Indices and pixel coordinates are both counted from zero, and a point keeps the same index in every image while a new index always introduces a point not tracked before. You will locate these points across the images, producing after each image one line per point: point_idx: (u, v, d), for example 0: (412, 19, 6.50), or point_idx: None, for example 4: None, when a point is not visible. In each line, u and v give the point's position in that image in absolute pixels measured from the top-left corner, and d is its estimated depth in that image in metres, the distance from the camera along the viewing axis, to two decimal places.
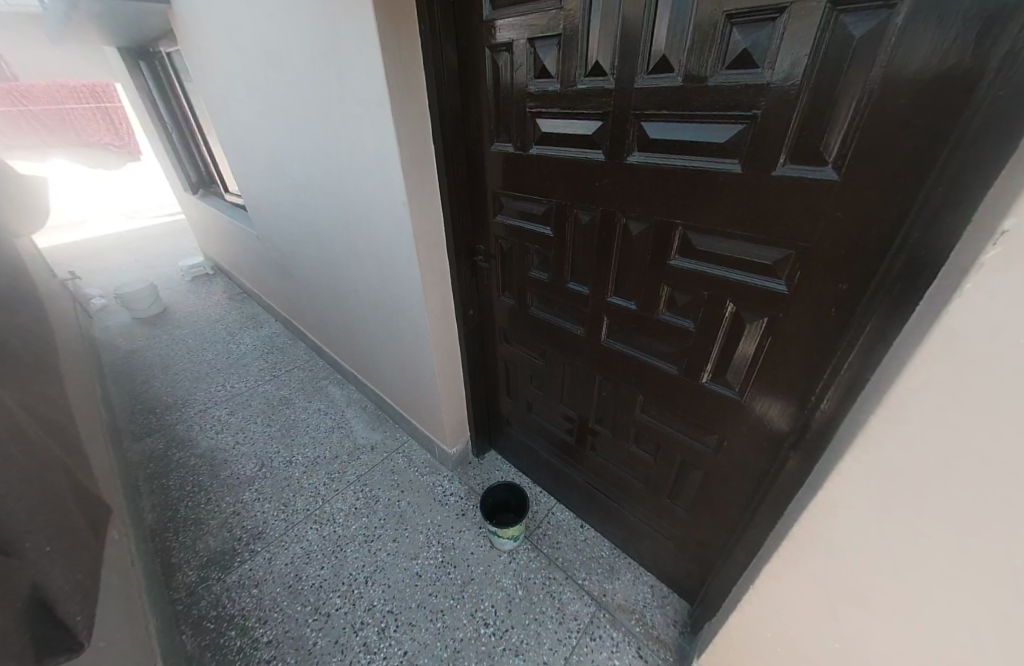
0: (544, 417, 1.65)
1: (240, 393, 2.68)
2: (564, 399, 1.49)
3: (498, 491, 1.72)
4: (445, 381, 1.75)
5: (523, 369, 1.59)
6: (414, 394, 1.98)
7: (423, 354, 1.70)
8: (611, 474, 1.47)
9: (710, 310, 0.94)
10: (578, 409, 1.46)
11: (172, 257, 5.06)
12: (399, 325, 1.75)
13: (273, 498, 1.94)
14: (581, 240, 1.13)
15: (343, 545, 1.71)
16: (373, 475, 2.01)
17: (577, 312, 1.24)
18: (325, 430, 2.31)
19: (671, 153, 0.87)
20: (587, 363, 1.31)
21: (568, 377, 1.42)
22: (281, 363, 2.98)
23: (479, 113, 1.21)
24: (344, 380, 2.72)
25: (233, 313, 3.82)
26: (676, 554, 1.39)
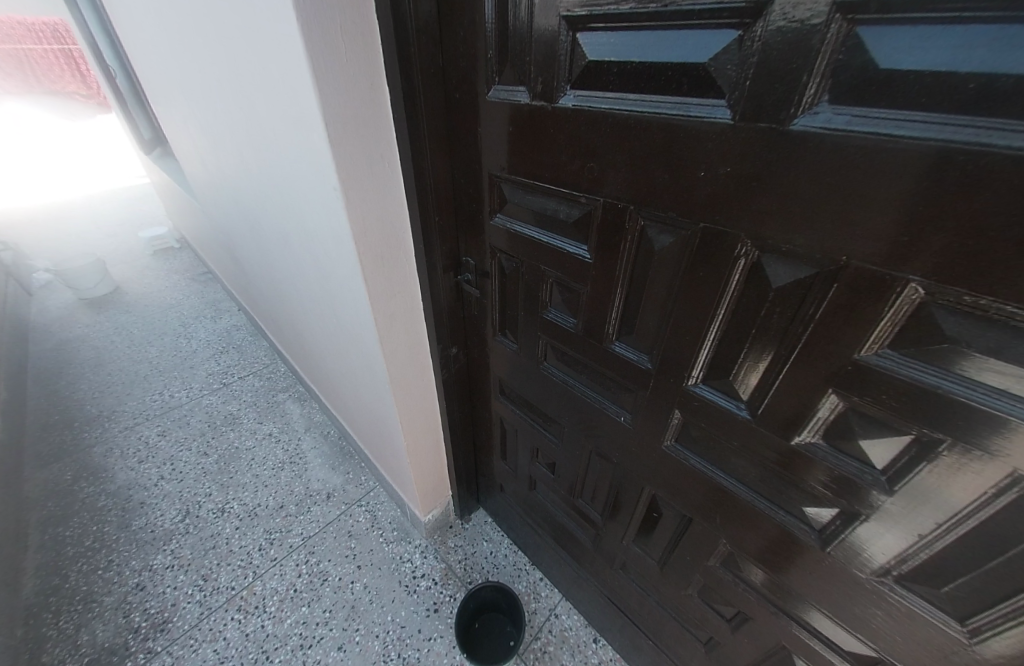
0: (551, 502, 1.17)
1: (180, 406, 2.21)
2: (583, 494, 1.00)
3: (481, 593, 1.28)
4: (415, 439, 1.26)
5: (524, 439, 1.10)
6: (381, 439, 1.50)
7: (384, 404, 1.21)
8: (651, 609, 0.98)
9: (946, 461, 0.45)
10: (603, 514, 0.97)
11: (137, 228, 4.48)
12: (354, 356, 1.24)
13: (190, 567, 1.49)
14: (646, 278, 0.61)
15: (270, 651, 1.26)
16: (323, 539, 1.55)
17: (623, 392, 0.74)
18: (273, 466, 1.84)
19: (931, 111, 0.37)
20: (629, 466, 0.81)
21: (593, 471, 0.93)
22: (235, 366, 2.49)
23: (470, 28, 0.66)
24: (306, 394, 2.23)
25: (193, 299, 3.30)
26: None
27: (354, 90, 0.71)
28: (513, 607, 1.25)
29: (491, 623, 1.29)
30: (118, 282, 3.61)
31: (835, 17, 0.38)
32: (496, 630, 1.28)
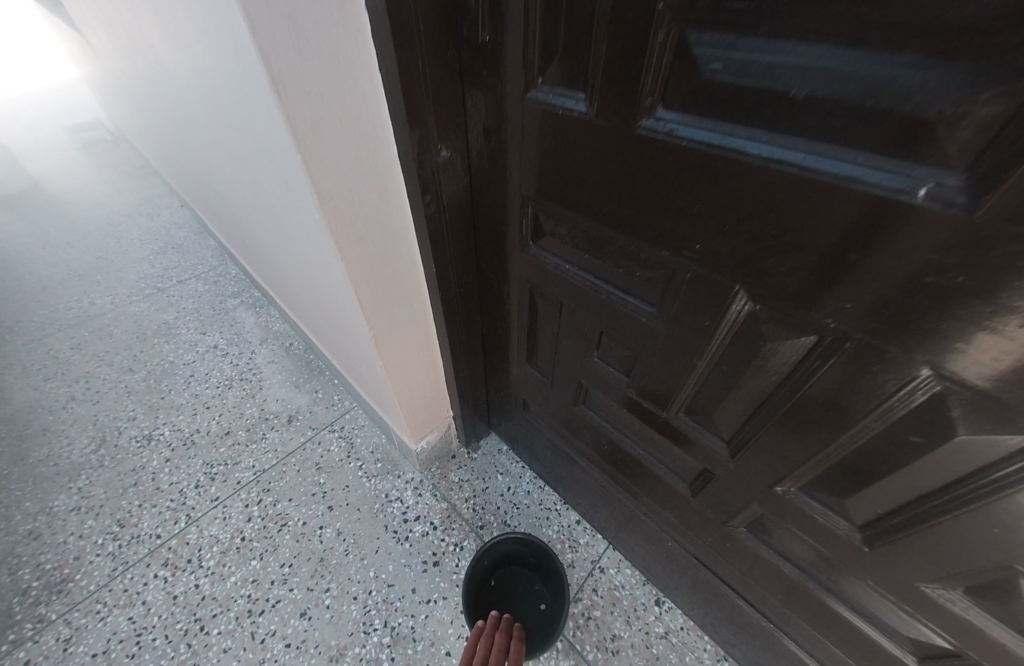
0: (613, 425, 0.71)
1: (102, 315, 1.73)
2: (704, 405, 0.54)
3: (499, 547, 0.90)
4: (386, 327, 0.79)
5: (578, 318, 0.61)
6: (348, 337, 1.04)
7: (331, 268, 0.72)
8: (793, 588, 0.59)
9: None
10: (748, 441, 0.51)
11: (59, 119, 3.68)
12: (279, 190, 0.74)
13: (102, 510, 1.10)
14: None
15: (206, 620, 0.91)
16: (282, 474, 1.16)
17: (991, 67, 0.24)
18: (218, 383, 1.41)
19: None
20: (904, 317, 0.34)
21: (756, 354, 0.45)
22: (173, 268, 1.98)
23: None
24: (261, 300, 1.75)
25: (127, 196, 2.68)
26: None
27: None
28: (547, 564, 0.89)
29: (515, 581, 0.94)
30: (35, 178, 2.94)
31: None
32: (522, 592, 0.92)
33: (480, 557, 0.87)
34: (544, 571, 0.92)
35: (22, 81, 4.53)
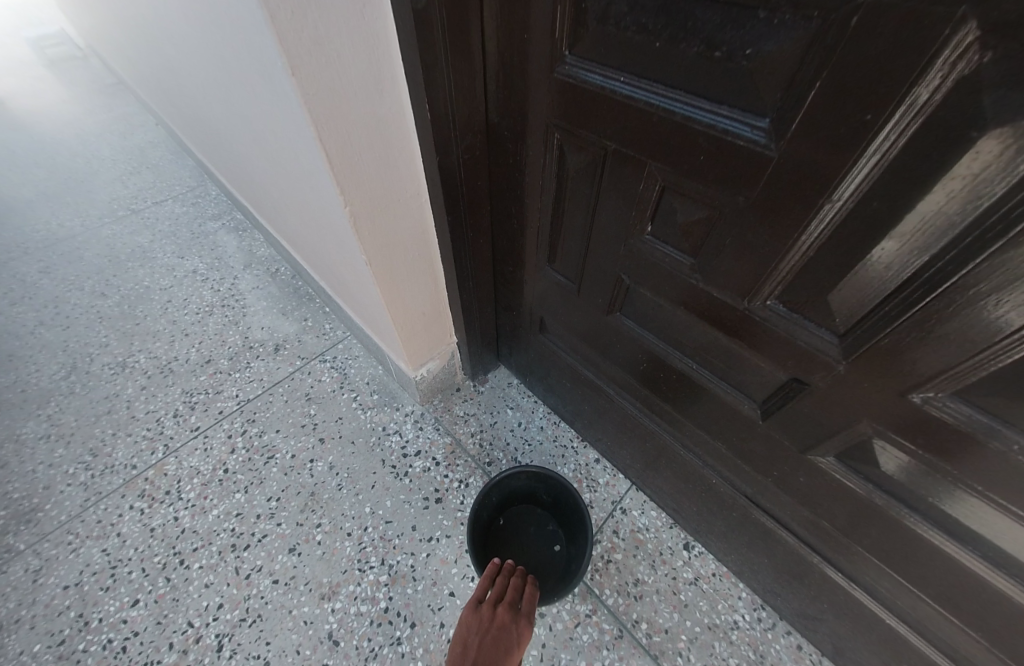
0: (661, 340, 0.55)
1: (73, 238, 1.58)
2: (813, 286, 0.36)
3: (509, 483, 0.79)
4: (371, 211, 0.59)
5: (634, 179, 0.43)
6: (328, 244, 0.83)
7: (289, 117, 0.51)
8: (887, 534, 0.45)
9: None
10: (886, 335, 0.33)
11: (24, 33, 3.33)
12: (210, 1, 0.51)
13: (73, 439, 1.00)
14: None
15: (186, 553, 0.82)
16: (267, 405, 1.04)
17: None
18: (198, 309, 1.27)
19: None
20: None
21: (958, 171, 0.25)
22: (149, 190, 1.79)
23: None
24: (245, 223, 1.58)
25: (100, 115, 2.44)
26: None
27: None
28: (564, 502, 0.78)
29: (525, 521, 0.84)
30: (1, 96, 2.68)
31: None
32: (534, 533, 0.82)
33: (488, 493, 0.76)
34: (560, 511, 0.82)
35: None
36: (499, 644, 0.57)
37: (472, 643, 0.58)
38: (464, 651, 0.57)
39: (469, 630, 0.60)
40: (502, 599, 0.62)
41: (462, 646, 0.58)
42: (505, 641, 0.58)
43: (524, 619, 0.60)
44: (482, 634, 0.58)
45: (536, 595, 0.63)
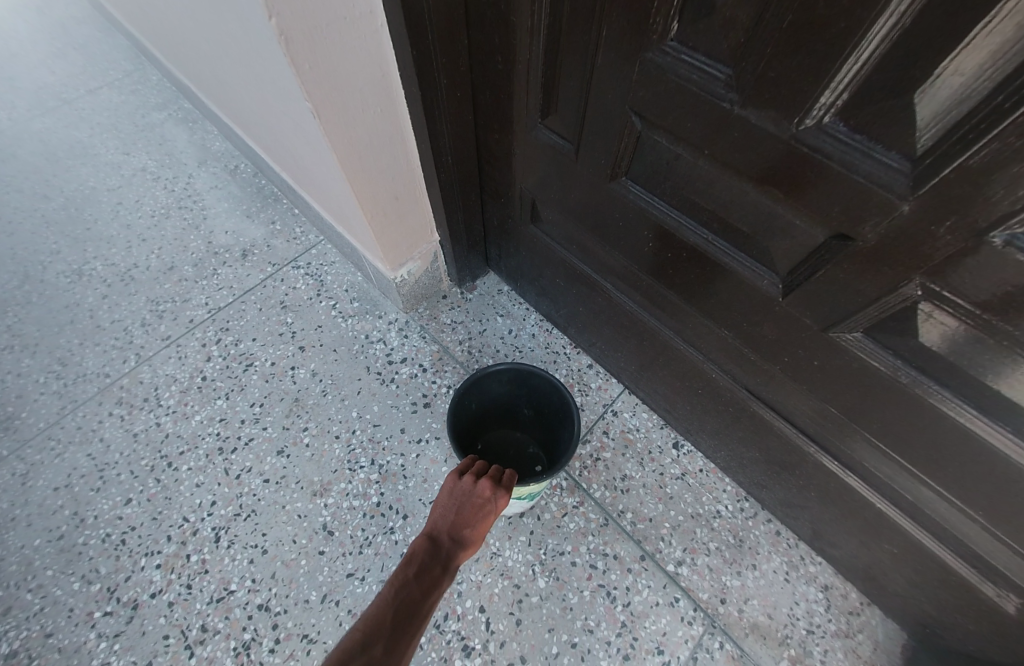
0: (676, 211, 0.50)
1: (1, 134, 1.39)
2: (885, 89, 0.28)
3: (487, 389, 0.75)
4: (303, 22, 0.45)
5: None
6: (268, 99, 0.68)
7: None
8: (902, 414, 0.42)
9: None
10: (975, 149, 0.26)
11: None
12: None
13: (38, 349, 0.95)
14: None
15: (173, 455, 0.81)
16: (242, 311, 0.98)
17: None
18: (154, 212, 1.15)
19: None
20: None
21: None
22: (80, 78, 1.55)
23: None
24: (194, 114, 1.38)
25: None
26: (1019, 635, 0.47)
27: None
28: (547, 407, 0.76)
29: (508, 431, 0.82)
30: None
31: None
32: (516, 451, 0.83)
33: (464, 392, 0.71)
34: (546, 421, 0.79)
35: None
36: (478, 511, 0.53)
37: (454, 504, 0.54)
38: (446, 510, 0.54)
39: (453, 490, 0.56)
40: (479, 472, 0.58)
41: (444, 504, 0.55)
42: (486, 507, 0.53)
43: (503, 492, 0.55)
44: (463, 499, 0.54)
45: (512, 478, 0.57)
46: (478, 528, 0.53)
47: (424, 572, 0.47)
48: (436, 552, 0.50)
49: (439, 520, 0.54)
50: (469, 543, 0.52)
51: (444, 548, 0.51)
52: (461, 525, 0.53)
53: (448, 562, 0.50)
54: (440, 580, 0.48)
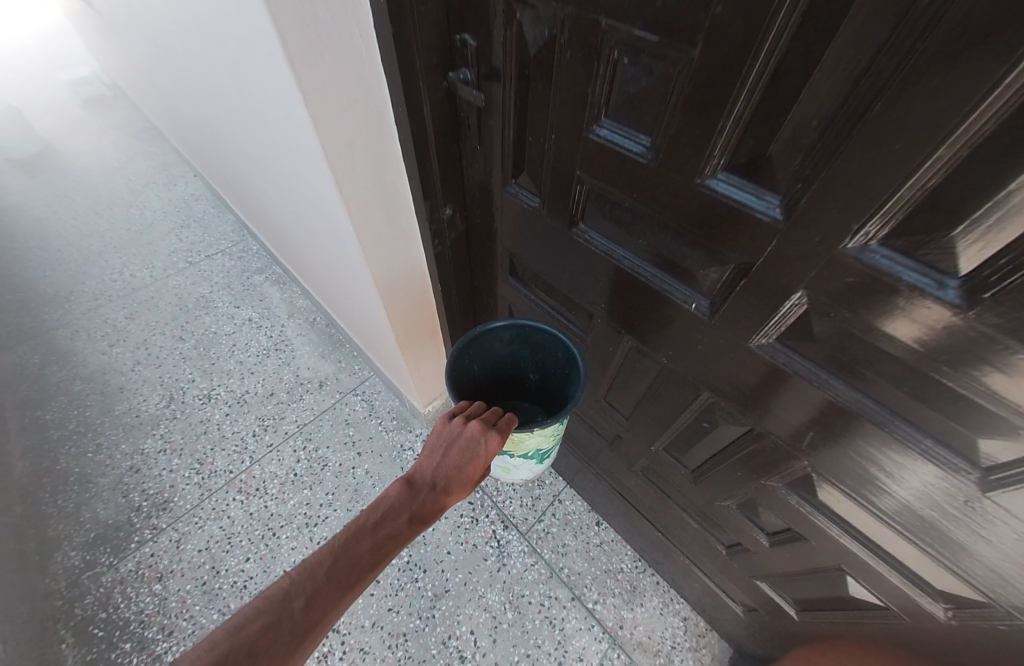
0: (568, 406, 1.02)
1: (145, 287, 1.98)
2: (607, 400, 0.86)
3: (491, 352, 0.87)
4: (400, 318, 1.01)
5: None
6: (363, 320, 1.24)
7: (360, 282, 0.94)
8: (670, 509, 0.90)
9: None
10: (630, 424, 0.83)
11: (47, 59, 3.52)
12: (307, 199, 0.89)
13: (183, 451, 1.42)
14: (792, 48, 0.35)
15: (276, 528, 1.25)
16: (320, 427, 1.47)
17: (707, 261, 0.52)
18: (259, 352, 1.69)
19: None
20: (692, 356, 0.62)
21: (631, 377, 0.76)
22: (200, 244, 2.19)
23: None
24: (284, 277, 1.99)
25: (137, 160, 2.74)
26: (753, 630, 0.90)
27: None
28: (549, 366, 0.89)
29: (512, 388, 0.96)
30: (38, 130, 2.93)
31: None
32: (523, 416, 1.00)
33: (470, 351, 0.83)
34: (549, 381, 0.94)
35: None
36: (462, 452, 0.69)
37: (440, 449, 0.70)
38: (433, 455, 0.70)
39: (441, 437, 0.72)
40: (479, 421, 0.72)
41: (433, 449, 0.71)
42: (468, 452, 0.69)
43: (492, 436, 0.70)
44: (450, 443, 0.71)
45: (512, 421, 0.73)
46: (460, 465, 0.69)
47: (398, 510, 0.64)
48: (415, 493, 0.67)
49: (425, 464, 0.70)
50: (451, 478, 0.68)
51: (423, 490, 0.67)
52: (444, 469, 0.69)
53: (423, 500, 0.66)
54: (404, 524, 0.63)
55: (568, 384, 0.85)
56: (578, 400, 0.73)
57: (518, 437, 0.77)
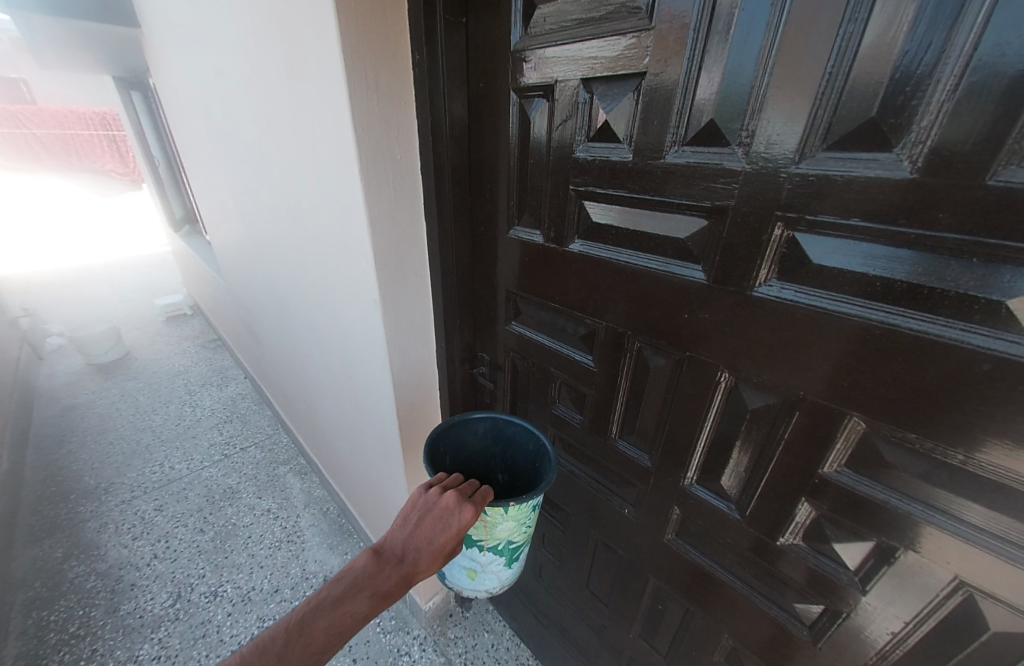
0: (559, 601, 1.15)
1: (178, 479, 2.19)
2: (590, 593, 1.03)
3: (464, 445, 0.87)
4: None
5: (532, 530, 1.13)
6: (381, 521, 1.43)
7: (393, 486, 1.19)
8: None
9: (915, 559, 0.51)
10: (610, 615, 0.99)
11: (151, 284, 4.53)
12: (362, 425, 1.22)
13: (177, 659, 1.41)
14: (633, 388, 0.72)
15: None
16: None
17: (625, 485, 0.82)
18: (270, 546, 1.80)
19: (892, 258, 0.42)
20: (635, 553, 0.86)
21: (600, 570, 0.97)
22: (237, 437, 2.50)
23: (494, 158, 0.77)
24: (307, 468, 2.23)
25: (200, 363, 3.30)
26: None
27: (399, 214, 0.82)
28: (519, 462, 0.87)
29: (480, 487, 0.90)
30: (126, 338, 3.61)
31: (800, 154, 0.45)
32: None
33: (444, 440, 0.82)
34: (519, 483, 0.90)
35: (113, 249, 5.49)
36: (436, 524, 0.64)
37: (412, 518, 0.65)
38: (404, 523, 0.65)
39: (414, 505, 0.66)
40: (455, 491, 0.67)
41: (405, 518, 0.65)
42: (443, 523, 0.64)
43: (468, 510, 0.65)
44: (425, 512, 0.65)
45: (488, 494, 0.68)
46: (433, 538, 0.63)
47: (359, 589, 0.59)
48: (381, 567, 0.62)
49: (395, 533, 0.65)
50: (421, 549, 0.63)
51: (388, 564, 0.62)
52: (412, 540, 0.64)
53: (388, 575, 0.62)
54: (364, 603, 0.59)
55: (538, 480, 0.83)
56: (552, 481, 0.70)
57: (490, 520, 0.71)
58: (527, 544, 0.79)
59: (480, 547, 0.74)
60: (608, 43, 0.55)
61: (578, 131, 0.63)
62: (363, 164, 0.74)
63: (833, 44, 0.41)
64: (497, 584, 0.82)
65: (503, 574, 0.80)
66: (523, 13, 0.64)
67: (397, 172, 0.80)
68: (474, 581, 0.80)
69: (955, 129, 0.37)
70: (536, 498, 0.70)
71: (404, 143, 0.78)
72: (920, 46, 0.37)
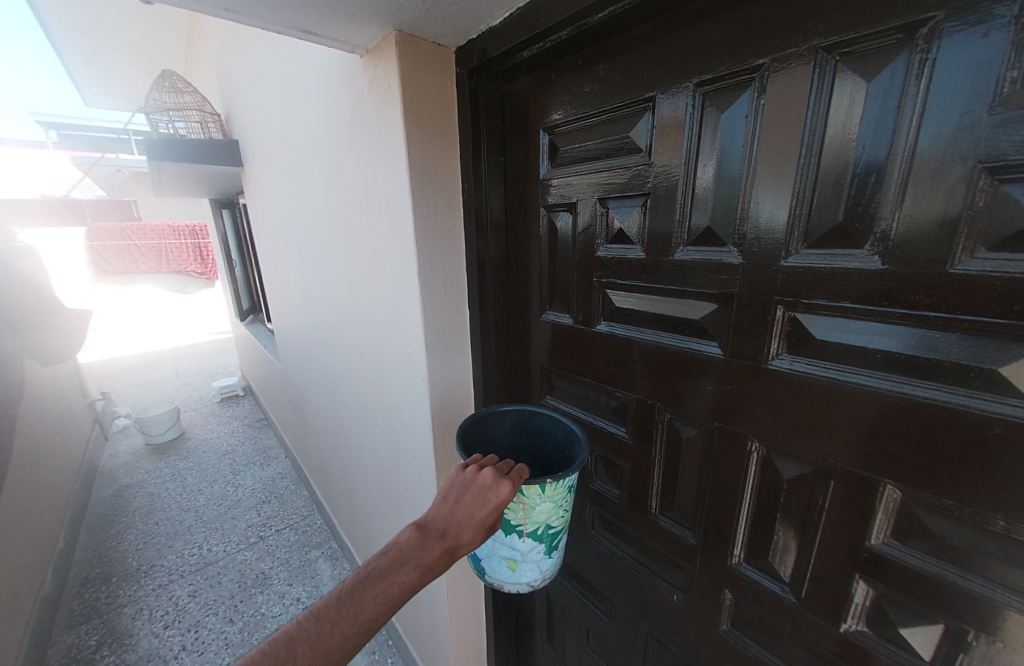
0: None
1: (215, 562, 2.20)
2: None
3: (493, 441, 0.87)
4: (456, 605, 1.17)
5: (574, 624, 1.05)
6: (413, 610, 1.37)
7: None
8: None
9: (992, 646, 0.47)
10: None
11: (211, 370, 4.92)
12: (401, 501, 1.24)
13: None
14: (668, 458, 0.74)
15: None
16: None
17: (671, 565, 0.79)
18: None
19: (886, 333, 0.48)
20: (687, 648, 0.79)
21: None
22: (273, 519, 2.51)
23: (527, 254, 0.89)
24: (339, 554, 2.19)
25: (246, 443, 3.44)
26: None
27: (448, 302, 0.95)
28: (548, 454, 0.87)
29: None
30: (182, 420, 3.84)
31: (786, 251, 0.53)
32: None
33: (475, 434, 0.83)
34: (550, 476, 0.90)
35: (180, 338, 6.07)
36: (476, 499, 0.64)
37: (452, 495, 0.65)
38: (444, 500, 0.65)
39: (453, 482, 0.67)
40: (492, 468, 0.68)
41: (445, 494, 0.65)
42: (482, 498, 0.65)
43: (506, 483, 0.65)
44: (464, 488, 0.65)
45: (525, 470, 0.68)
46: (474, 511, 0.64)
47: (406, 561, 0.59)
48: (425, 541, 0.61)
49: (435, 509, 0.65)
50: (463, 523, 0.63)
51: (431, 539, 0.62)
52: (454, 516, 0.64)
53: (432, 549, 0.61)
54: (411, 575, 0.59)
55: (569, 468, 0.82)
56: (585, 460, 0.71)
57: (528, 501, 0.70)
58: (566, 529, 0.77)
59: (520, 534, 0.73)
60: (620, 169, 0.69)
61: (598, 235, 0.75)
62: (421, 262, 0.88)
63: (800, 167, 0.51)
64: (538, 578, 0.79)
65: (545, 566, 0.78)
66: (547, 147, 0.80)
67: (447, 269, 0.93)
68: (515, 574, 0.77)
69: (911, 229, 0.45)
70: (572, 476, 0.70)
71: (454, 244, 0.93)
72: (865, 171, 0.47)
